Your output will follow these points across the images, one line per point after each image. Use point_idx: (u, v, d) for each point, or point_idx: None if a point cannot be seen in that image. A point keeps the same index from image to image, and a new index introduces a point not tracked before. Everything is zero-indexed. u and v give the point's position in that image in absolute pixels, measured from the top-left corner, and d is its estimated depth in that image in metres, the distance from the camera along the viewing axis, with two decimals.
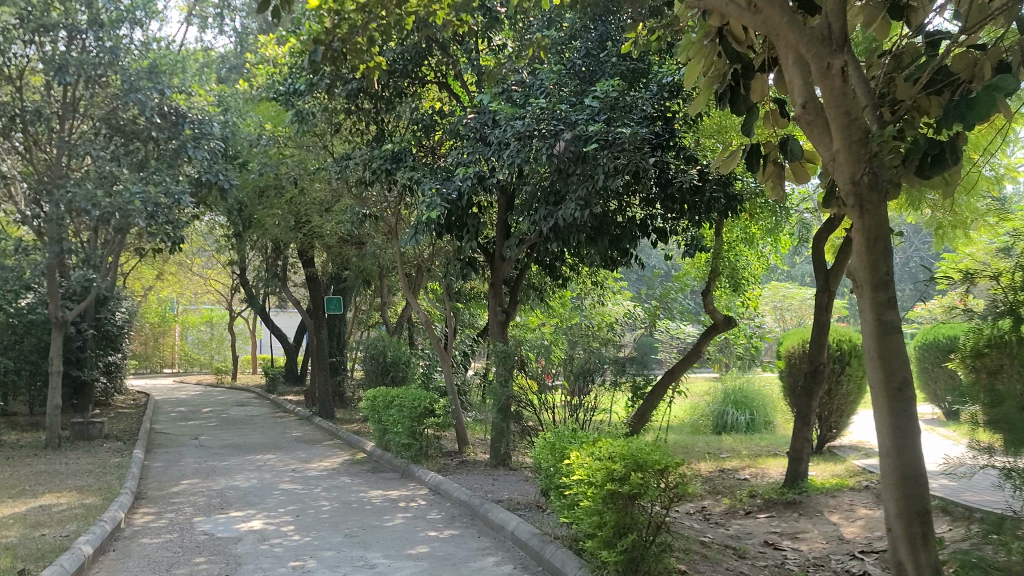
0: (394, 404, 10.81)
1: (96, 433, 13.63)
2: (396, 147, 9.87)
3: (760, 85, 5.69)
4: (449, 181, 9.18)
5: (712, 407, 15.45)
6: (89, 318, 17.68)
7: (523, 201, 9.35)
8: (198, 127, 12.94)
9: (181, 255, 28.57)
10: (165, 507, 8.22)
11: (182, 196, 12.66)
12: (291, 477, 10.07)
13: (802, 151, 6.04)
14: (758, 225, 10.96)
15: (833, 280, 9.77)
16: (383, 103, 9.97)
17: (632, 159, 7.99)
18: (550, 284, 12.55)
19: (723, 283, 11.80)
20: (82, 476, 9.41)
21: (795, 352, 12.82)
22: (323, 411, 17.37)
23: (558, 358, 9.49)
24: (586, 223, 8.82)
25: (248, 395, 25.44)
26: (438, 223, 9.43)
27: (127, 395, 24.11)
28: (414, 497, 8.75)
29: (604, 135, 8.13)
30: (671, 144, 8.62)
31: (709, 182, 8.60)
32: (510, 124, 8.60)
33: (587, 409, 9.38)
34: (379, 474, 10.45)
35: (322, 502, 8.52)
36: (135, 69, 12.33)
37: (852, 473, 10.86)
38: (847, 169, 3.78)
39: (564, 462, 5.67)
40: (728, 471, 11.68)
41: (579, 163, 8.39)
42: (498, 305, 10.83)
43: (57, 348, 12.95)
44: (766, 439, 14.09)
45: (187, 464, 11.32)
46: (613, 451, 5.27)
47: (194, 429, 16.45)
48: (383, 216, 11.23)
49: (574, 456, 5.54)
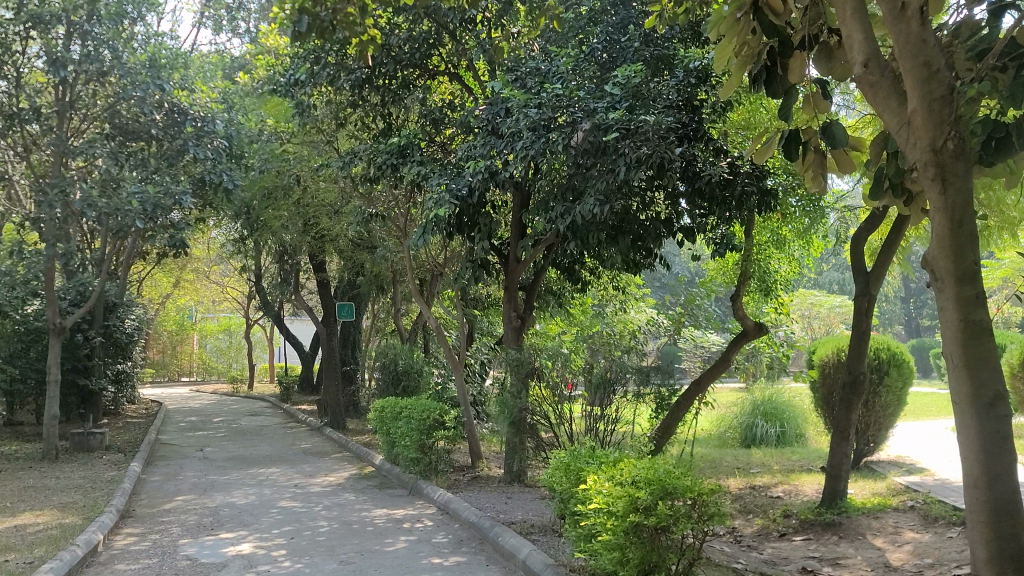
0: (403, 415, 10.17)
1: (96, 444, 13.09)
2: (402, 141, 9.22)
3: (798, 63, 4.94)
4: (460, 177, 8.51)
5: (741, 419, 14.70)
6: (97, 325, 17.26)
7: (539, 199, 8.68)
8: (201, 124, 12.41)
9: (196, 261, 28.19)
10: (151, 527, 7.62)
11: (183, 196, 12.08)
12: (292, 494, 9.43)
13: (849, 137, 5.14)
14: (791, 227, 10.37)
15: (873, 282, 9.03)
16: (390, 95, 9.56)
17: (656, 150, 7.33)
18: (570, 290, 11.93)
19: (753, 288, 11.15)
20: (69, 492, 8.84)
21: (830, 361, 12.05)
22: (334, 421, 16.79)
23: (580, 366, 8.87)
24: (606, 220, 8.13)
25: (262, 405, 24.95)
26: (447, 223, 8.84)
27: (139, 404, 23.66)
28: (420, 517, 8.11)
29: (626, 124, 7.53)
30: (699, 133, 7.97)
31: (742, 174, 7.97)
32: (522, 113, 7.97)
33: (608, 421, 8.75)
34: (386, 491, 9.80)
35: (320, 522, 7.89)
36: (133, 63, 11.72)
37: (894, 492, 10.10)
38: (927, 134, 3.12)
39: (580, 488, 4.98)
40: (759, 487, 10.94)
41: (597, 154, 7.77)
42: (512, 311, 10.14)
43: (55, 356, 12.42)
44: (798, 453, 13.35)
45: (185, 478, 10.75)
46: (637, 476, 4.61)
47: (201, 440, 15.88)
48: (391, 217, 10.62)
49: (591, 480, 4.87)
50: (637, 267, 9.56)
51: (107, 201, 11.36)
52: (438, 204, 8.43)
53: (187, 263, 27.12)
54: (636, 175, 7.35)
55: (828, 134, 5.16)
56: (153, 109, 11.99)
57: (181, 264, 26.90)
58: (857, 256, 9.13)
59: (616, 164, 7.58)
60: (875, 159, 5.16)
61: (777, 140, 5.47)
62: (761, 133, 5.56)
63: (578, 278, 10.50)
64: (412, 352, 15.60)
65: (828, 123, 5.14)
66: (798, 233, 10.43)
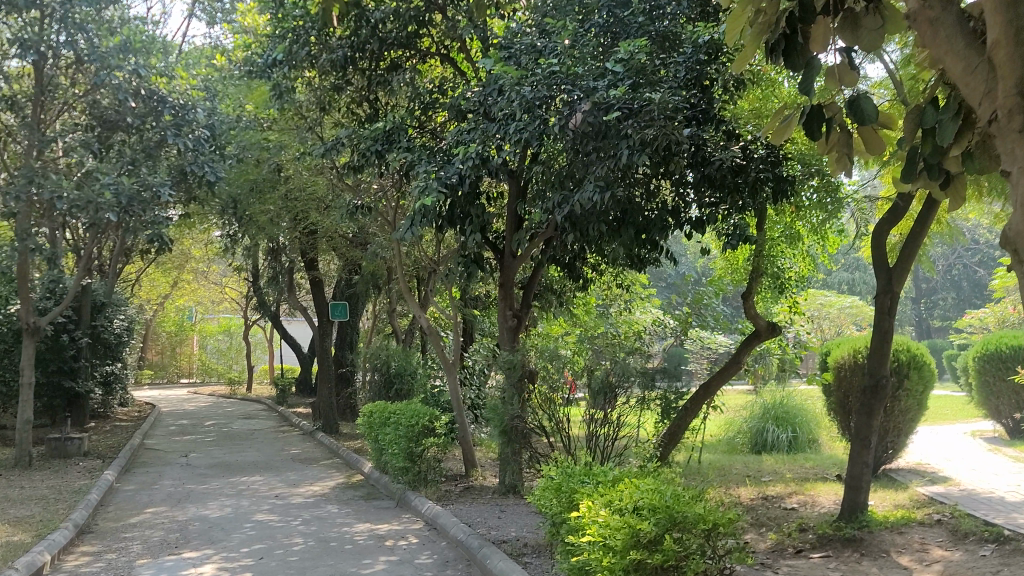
0: (391, 421, 9.53)
1: (75, 450, 12.47)
2: (388, 125, 8.54)
3: (822, 30, 3.96)
4: (449, 164, 7.94)
5: (751, 424, 14.00)
6: (84, 326, 16.68)
7: (537, 188, 8.04)
8: (180, 112, 11.66)
9: (194, 261, 27.60)
10: (109, 545, 6.99)
11: (162, 188, 11.38)
12: (271, 507, 8.77)
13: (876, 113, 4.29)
14: (806, 220, 9.74)
15: (897, 278, 8.28)
16: (376, 76, 8.89)
17: (662, 131, 6.70)
18: (572, 289, 11.24)
19: (765, 286, 10.53)
20: (29, 505, 8.20)
21: (846, 364, 11.34)
22: (327, 425, 16.12)
23: (581, 367, 8.01)
24: (608, 209, 7.43)
25: (257, 408, 24.29)
26: (438, 215, 8.22)
27: (133, 407, 23.04)
28: (405, 534, 7.46)
29: (628, 102, 6.86)
30: (708, 116, 7.38)
31: (756, 159, 7.36)
32: (515, 91, 7.33)
33: (611, 428, 8.02)
34: (372, 503, 9.13)
35: (295, 539, 7.24)
36: (106, 47, 10.97)
37: (918, 505, 9.38)
38: (1013, 70, 2.51)
39: (572, 516, 4.34)
40: (773, 498, 10.21)
41: (598, 136, 7.12)
42: (508, 309, 9.43)
43: (30, 357, 11.80)
44: (811, 460, 12.64)
45: (162, 488, 10.12)
46: (640, 502, 4.06)
47: (188, 445, 15.22)
48: (378, 208, 9.91)
49: (584, 506, 4.26)
50: (641, 262, 9.00)
51: (78, 193, 10.71)
52: (425, 192, 7.80)
53: (184, 262, 26.55)
54: (639, 159, 6.70)
55: (856, 109, 4.25)
56: (130, 95, 11.22)
57: (177, 263, 26.31)
58: (878, 252, 8.43)
59: (618, 148, 6.93)
60: (908, 136, 4.47)
61: (798, 116, 4.65)
62: (778, 111, 4.73)
63: (578, 275, 9.84)
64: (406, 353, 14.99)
65: (857, 98, 4.26)
66: (813, 228, 9.82)
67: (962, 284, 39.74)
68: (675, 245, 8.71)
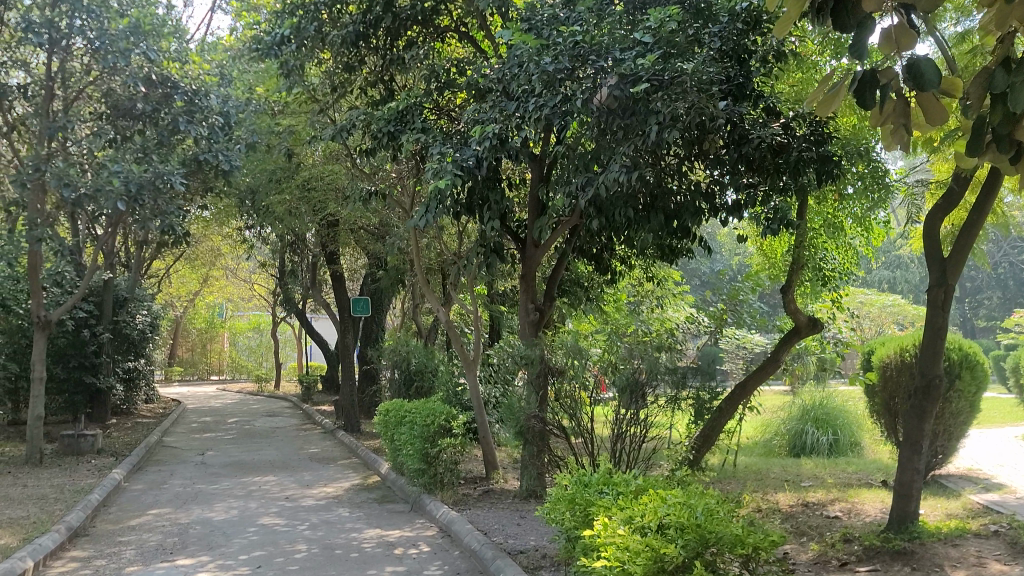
0: (407, 421, 9.04)
1: (88, 448, 12.15)
2: (402, 105, 8.07)
3: None
4: (466, 147, 7.45)
5: (790, 425, 13.35)
6: (105, 321, 16.45)
7: (560, 172, 7.49)
8: (192, 98, 11.24)
9: (222, 257, 27.41)
10: (101, 551, 6.55)
11: (173, 177, 11.00)
12: (279, 510, 8.30)
13: (940, 79, 3.42)
14: (849, 207, 9.09)
15: (952, 272, 7.48)
16: (389, 54, 8.44)
17: (696, 104, 6.14)
18: (600, 282, 10.68)
19: (805, 279, 9.88)
20: (25, 505, 7.80)
21: (892, 363, 10.66)
22: (348, 424, 15.66)
23: (609, 360, 7.41)
24: (636, 192, 6.87)
25: (283, 405, 23.99)
26: (454, 201, 7.72)
27: (158, 403, 22.86)
28: (416, 541, 6.94)
29: (658, 74, 6.31)
30: (746, 91, 6.82)
31: (798, 137, 6.78)
32: (536, 64, 6.81)
33: (640, 430, 7.38)
34: (385, 506, 8.65)
35: (299, 546, 6.75)
36: (114, 30, 10.49)
37: (972, 514, 8.66)
38: None
39: (587, 534, 3.88)
40: (813, 505, 9.55)
41: (625, 112, 6.53)
42: (529, 302, 8.89)
43: (41, 350, 11.47)
44: (853, 465, 11.94)
45: (171, 487, 9.71)
46: (668, 522, 3.60)
47: (206, 442, 14.87)
48: (393, 196, 9.42)
49: (600, 524, 3.77)
50: (672, 253, 8.46)
51: (86, 182, 10.33)
52: (439, 175, 7.31)
53: (213, 259, 26.36)
54: (669, 135, 6.11)
55: (914, 72, 3.44)
56: (140, 80, 10.87)
57: (205, 259, 26.11)
58: (932, 242, 7.70)
59: (646, 125, 6.39)
60: (975, 103, 3.79)
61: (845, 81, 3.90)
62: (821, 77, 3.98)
63: (605, 267, 9.29)
64: (429, 350, 14.55)
65: (914, 59, 3.41)
66: (857, 217, 9.19)
67: (1008, 283, 38.43)
68: (708, 235, 8.12)
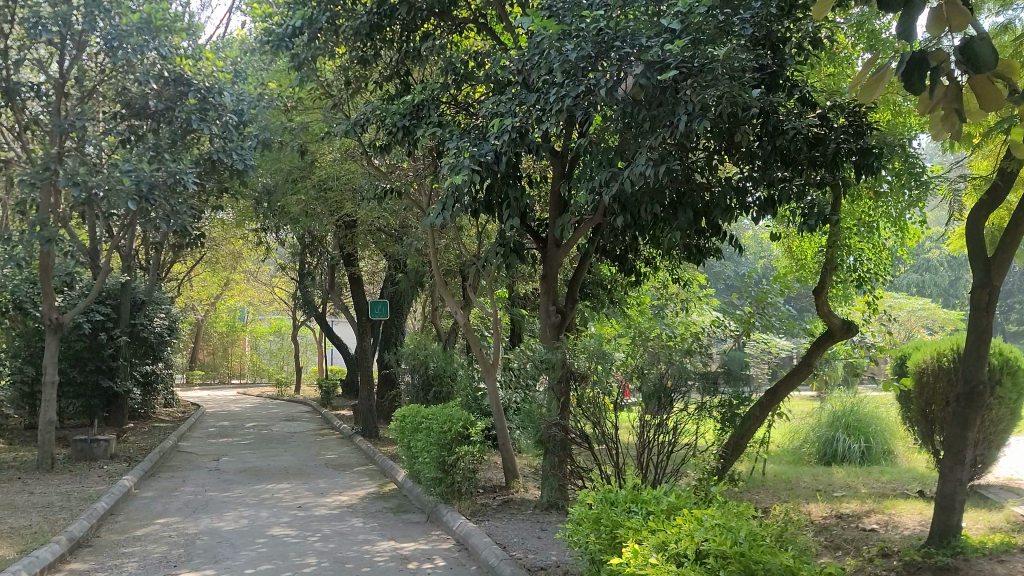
0: (422, 427, 8.72)
1: (101, 453, 11.93)
2: (418, 98, 7.77)
3: None
4: (485, 141, 7.12)
5: (819, 432, 12.88)
6: (123, 324, 16.29)
7: (582, 167, 7.15)
8: (206, 95, 11.01)
9: (243, 261, 27.31)
10: (102, 563, 6.27)
11: (186, 176, 10.76)
12: (290, 519, 7.99)
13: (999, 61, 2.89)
14: (885, 205, 8.68)
15: (997, 270, 6.77)
16: (405, 46, 8.15)
17: (728, 92, 5.75)
18: (624, 283, 10.32)
19: (839, 281, 9.47)
20: (29, 514, 7.55)
21: (929, 369, 10.17)
22: (367, 430, 15.38)
23: (632, 366, 7.03)
24: (663, 187, 6.51)
25: (302, 410, 23.78)
26: (472, 199, 7.39)
27: (177, 407, 22.73)
28: (431, 555, 6.61)
29: (689, 61, 5.95)
30: (779, 80, 6.51)
31: (836, 128, 6.43)
32: (557, 51, 6.46)
33: (665, 438, 6.99)
34: (401, 516, 8.32)
35: (308, 560, 6.44)
36: (125, 25, 10.25)
37: (1017, 528, 8.19)
38: None
39: (615, 562, 3.58)
40: (848, 517, 9.10)
41: (653, 103, 6.20)
42: (551, 304, 8.54)
43: (53, 354, 11.27)
44: (887, 473, 11.48)
45: (181, 495, 9.45)
46: (707, 550, 3.30)
47: (222, 448, 14.64)
48: (410, 194, 9.11)
49: (629, 551, 3.46)
50: (699, 253, 8.10)
51: (97, 181, 10.11)
52: (455, 170, 7.00)
53: (234, 262, 26.25)
54: (700, 125, 5.76)
55: (972, 58, 2.91)
56: (152, 78, 10.69)
57: (226, 263, 26.02)
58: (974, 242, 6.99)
59: (676, 113, 6.04)
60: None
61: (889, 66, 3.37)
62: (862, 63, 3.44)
63: (630, 268, 8.93)
64: (448, 354, 14.24)
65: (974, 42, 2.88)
66: (893, 216, 8.78)
67: None
68: (738, 234, 7.75)
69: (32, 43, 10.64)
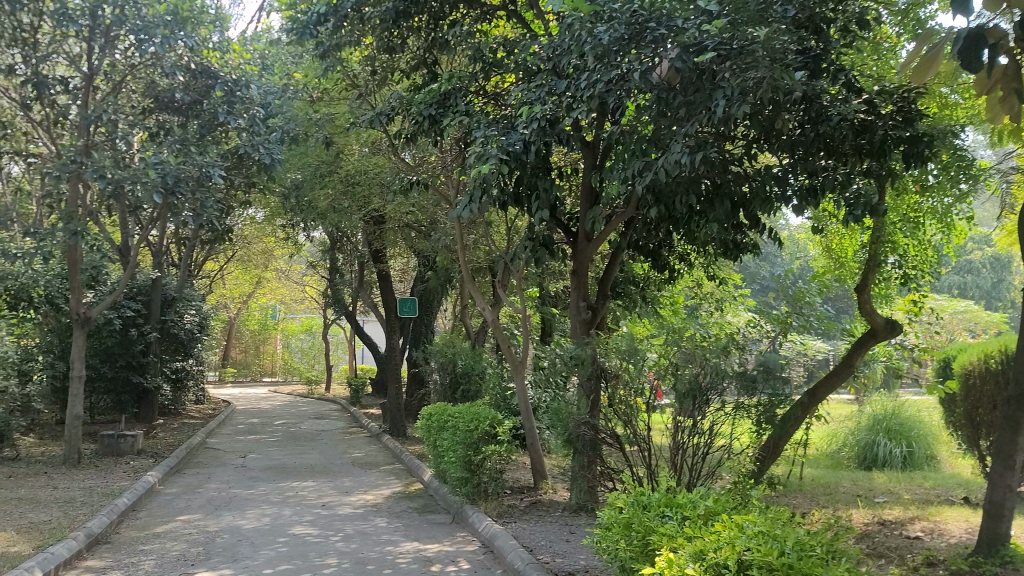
0: (449, 426, 8.50)
1: (128, 448, 11.87)
2: (445, 86, 7.56)
3: None
4: (513, 130, 6.89)
5: (859, 436, 12.45)
6: (153, 321, 16.30)
7: (615, 157, 6.88)
8: (232, 88, 10.98)
9: (275, 259, 27.38)
10: (118, 561, 6.11)
11: (213, 169, 10.65)
12: (313, 518, 7.80)
13: None
14: (932, 200, 8.33)
15: None
16: (431, 34, 7.97)
17: (768, 74, 5.46)
18: (658, 281, 10.02)
19: (882, 279, 9.11)
20: (50, 509, 7.44)
21: (975, 371, 9.73)
22: (395, 428, 15.22)
23: (665, 364, 6.75)
24: (700, 176, 6.23)
25: (331, 408, 23.73)
26: (500, 190, 7.15)
27: (208, 404, 22.79)
28: (456, 558, 6.38)
29: (727, 42, 5.67)
30: (823, 64, 6.18)
31: (884, 115, 6.16)
32: (589, 34, 6.22)
33: (700, 438, 6.71)
34: (426, 517, 8.11)
35: (329, 560, 6.24)
36: (152, 16, 10.19)
37: None
38: None
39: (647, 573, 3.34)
40: (891, 524, 8.71)
41: (689, 88, 5.94)
42: (581, 300, 8.27)
43: (80, 348, 11.23)
44: (931, 479, 11.05)
45: (205, 492, 9.33)
46: (750, 562, 3.05)
47: (249, 445, 14.55)
48: (437, 187, 8.91)
49: (664, 560, 3.22)
50: (736, 249, 7.81)
51: (123, 173, 10.03)
52: (482, 159, 6.77)
53: (266, 260, 26.31)
54: (738, 110, 5.48)
55: None
56: (179, 70, 10.72)
57: (257, 261, 26.09)
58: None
59: (713, 99, 5.76)
60: None
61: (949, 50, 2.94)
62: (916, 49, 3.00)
63: (664, 264, 8.63)
64: (477, 352, 14.06)
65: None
66: (941, 212, 8.41)
67: None
68: (777, 228, 7.44)
69: (61, 37, 10.62)
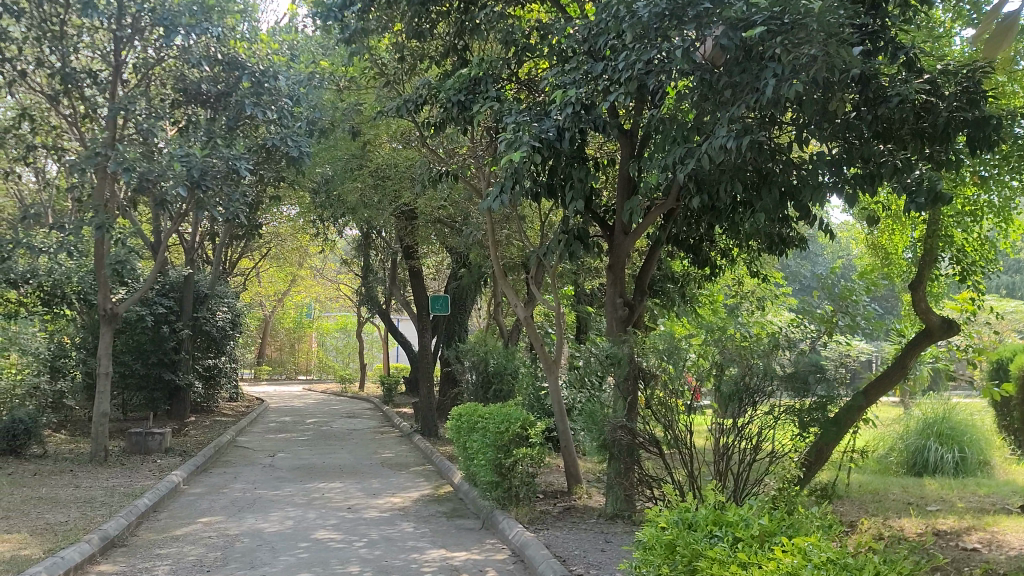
0: (479, 428, 8.17)
1: (156, 446, 11.71)
2: (475, 71, 7.21)
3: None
4: (546, 116, 6.52)
5: (908, 440, 11.84)
6: (184, 317, 16.20)
7: (654, 143, 6.48)
8: (259, 79, 10.75)
9: (309, 256, 27.29)
10: (132, 566, 5.86)
11: (239, 161, 10.43)
12: (338, 522, 7.51)
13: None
14: (991, 191, 7.80)
15: None
16: (461, 17, 7.64)
17: (822, 49, 5.02)
18: (698, 277, 9.59)
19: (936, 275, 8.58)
20: (68, 510, 7.23)
21: None
22: (427, 428, 14.92)
23: (706, 364, 6.35)
24: (747, 162, 5.81)
25: (365, 407, 23.54)
26: (533, 179, 6.79)
27: (242, 402, 22.75)
28: (485, 567, 6.04)
29: (778, 16, 5.24)
30: (881, 42, 5.77)
31: (947, 96, 5.72)
32: (628, 10, 5.82)
33: (743, 443, 6.27)
34: (455, 522, 7.78)
35: (351, 568, 5.93)
36: (176, 4, 9.97)
37: None
38: None
39: None
40: (947, 535, 8.19)
41: (737, 67, 5.53)
42: (617, 295, 7.87)
43: (107, 344, 11.05)
44: (986, 487, 10.44)
45: (229, 492, 9.09)
46: None
47: (279, 443, 14.36)
48: (467, 177, 8.57)
49: None
50: (782, 243, 7.36)
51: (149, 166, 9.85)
52: (514, 145, 6.40)
53: (300, 257, 26.22)
54: (789, 89, 5.06)
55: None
56: (206, 60, 10.54)
57: (292, 258, 26.01)
58: None
59: (762, 77, 5.33)
60: None
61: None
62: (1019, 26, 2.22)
63: (705, 259, 8.20)
64: (510, 350, 13.72)
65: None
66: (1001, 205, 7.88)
67: None
68: (826, 221, 6.99)
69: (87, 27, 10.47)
